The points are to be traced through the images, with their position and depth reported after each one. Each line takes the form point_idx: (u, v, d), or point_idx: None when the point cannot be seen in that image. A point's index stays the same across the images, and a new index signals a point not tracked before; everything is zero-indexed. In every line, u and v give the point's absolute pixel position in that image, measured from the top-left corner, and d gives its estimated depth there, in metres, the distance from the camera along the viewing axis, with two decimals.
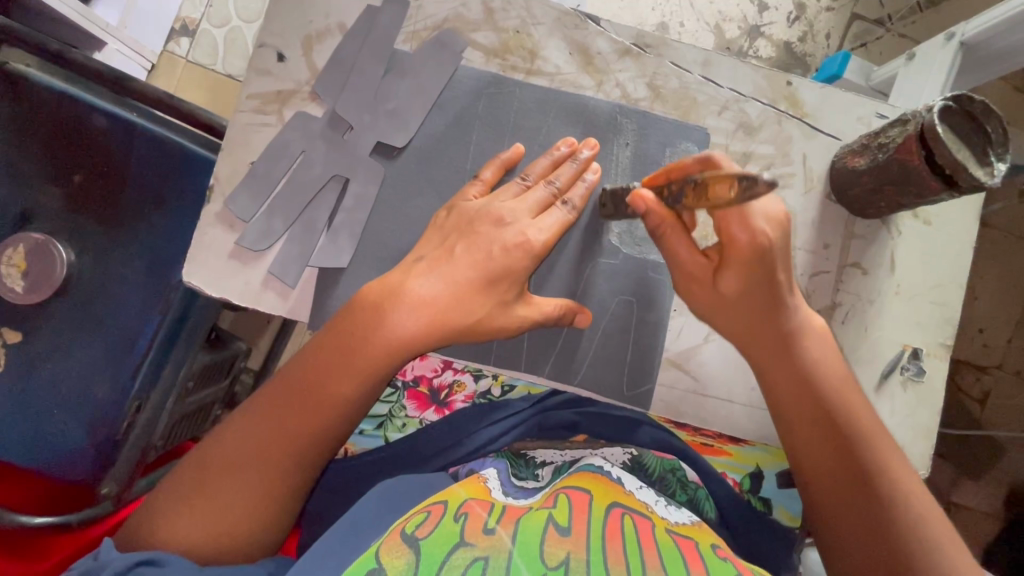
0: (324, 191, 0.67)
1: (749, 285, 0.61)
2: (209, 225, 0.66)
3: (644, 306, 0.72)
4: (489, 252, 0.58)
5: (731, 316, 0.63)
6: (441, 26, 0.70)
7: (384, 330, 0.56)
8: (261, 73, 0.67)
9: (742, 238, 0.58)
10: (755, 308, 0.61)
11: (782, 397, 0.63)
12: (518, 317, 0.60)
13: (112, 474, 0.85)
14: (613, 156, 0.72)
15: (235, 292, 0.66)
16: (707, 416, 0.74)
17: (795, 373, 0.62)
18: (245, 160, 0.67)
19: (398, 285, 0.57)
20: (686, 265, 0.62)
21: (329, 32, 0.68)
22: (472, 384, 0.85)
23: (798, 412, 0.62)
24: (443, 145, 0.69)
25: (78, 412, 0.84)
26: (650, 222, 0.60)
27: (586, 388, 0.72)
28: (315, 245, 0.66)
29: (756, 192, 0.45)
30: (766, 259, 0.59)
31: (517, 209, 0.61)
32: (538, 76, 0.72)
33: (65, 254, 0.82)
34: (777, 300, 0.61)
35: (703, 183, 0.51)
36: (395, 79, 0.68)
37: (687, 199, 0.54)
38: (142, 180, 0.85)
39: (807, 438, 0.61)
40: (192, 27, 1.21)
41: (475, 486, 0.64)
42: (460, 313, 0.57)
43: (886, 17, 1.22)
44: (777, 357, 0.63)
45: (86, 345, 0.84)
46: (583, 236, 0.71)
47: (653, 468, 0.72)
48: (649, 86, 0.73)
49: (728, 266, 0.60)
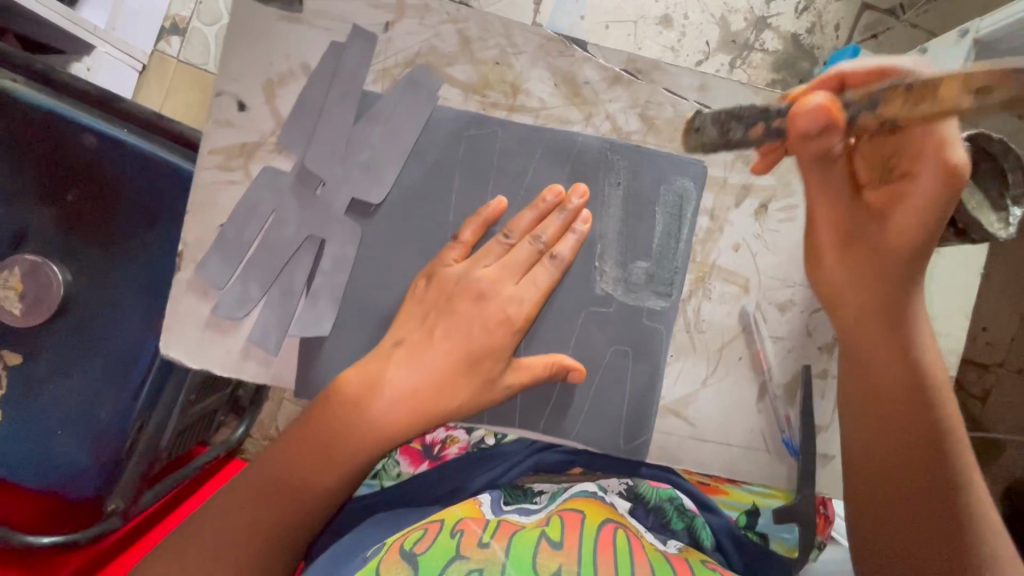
0: (299, 252, 0.65)
1: (915, 241, 0.58)
2: (183, 293, 0.66)
3: (640, 355, 0.70)
4: (470, 333, 0.60)
5: (863, 285, 0.62)
6: (413, 62, 0.66)
7: (368, 424, 0.57)
8: (222, 125, 0.64)
9: (930, 170, 0.55)
10: (904, 274, 0.60)
11: (885, 383, 0.62)
12: (504, 390, 0.61)
13: (119, 491, 0.85)
14: (603, 196, 0.68)
15: (218, 360, 0.67)
16: (704, 459, 0.73)
17: (904, 364, 0.62)
18: (212, 224, 0.65)
19: (377, 375, 0.58)
20: (843, 212, 0.60)
21: (291, 74, 0.64)
22: (464, 436, 0.83)
23: (893, 390, 0.62)
24: (422, 196, 0.65)
25: (82, 432, 0.84)
26: (824, 142, 0.55)
27: (582, 441, 0.71)
28: (295, 309, 0.66)
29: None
30: (948, 197, 0.56)
31: (497, 278, 0.61)
32: (522, 113, 0.67)
33: (59, 274, 0.80)
34: (915, 263, 0.60)
35: (924, 85, 0.47)
36: (367, 125, 0.65)
37: (889, 107, 0.50)
38: (134, 204, 0.81)
39: (891, 414, 0.62)
40: (182, 26, 1.17)
41: (471, 506, 0.71)
42: (439, 399, 0.58)
43: (898, 7, 1.13)
44: (893, 347, 0.62)
45: (85, 375, 0.84)
46: (573, 283, 0.69)
47: (649, 498, 0.76)
48: (641, 117, 0.69)
49: (899, 212, 0.58)
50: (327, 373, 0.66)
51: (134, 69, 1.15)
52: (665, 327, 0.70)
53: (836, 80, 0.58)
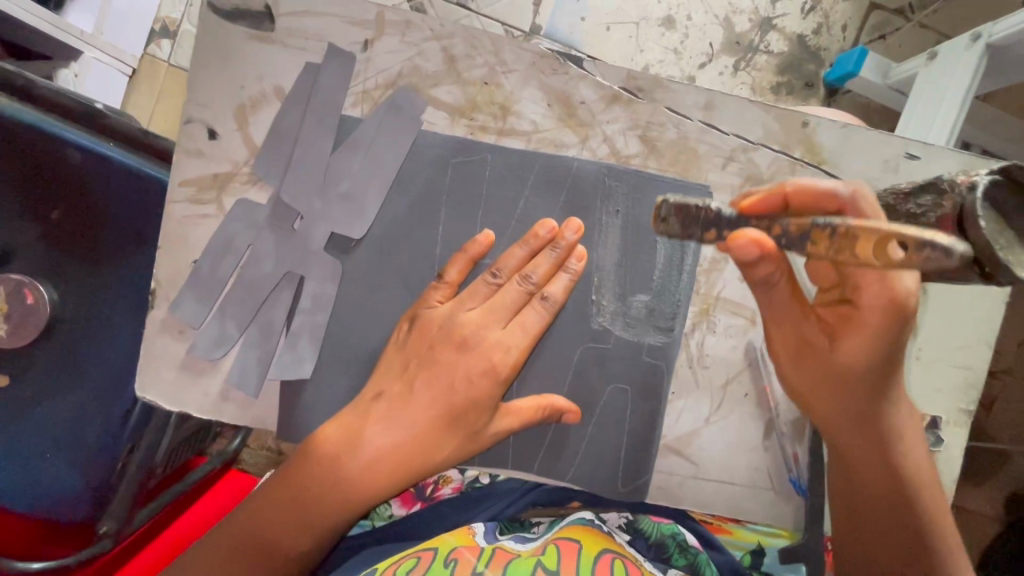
0: (278, 290, 0.62)
1: (874, 360, 0.54)
2: (156, 334, 0.62)
3: (644, 395, 0.66)
4: (451, 386, 0.57)
5: (825, 394, 0.59)
6: (395, 82, 0.61)
7: (348, 482, 0.55)
8: (192, 154, 0.61)
9: (878, 303, 0.51)
10: (869, 388, 0.57)
11: (859, 472, 0.63)
12: (491, 437, 0.58)
13: (111, 512, 0.78)
14: (601, 225, 0.64)
15: (194, 404, 0.63)
16: (707, 499, 0.69)
17: (879, 455, 0.61)
18: (186, 258, 0.62)
19: (356, 432, 0.56)
20: (796, 325, 0.57)
21: (264, 98, 0.61)
22: (457, 475, 0.80)
23: (870, 473, 0.62)
24: (406, 229, 0.62)
25: (69, 453, 0.76)
26: (761, 269, 0.51)
27: (577, 483, 0.67)
28: (274, 349, 0.62)
29: (945, 262, 0.37)
30: (902, 328, 0.52)
31: (484, 321, 0.58)
32: (512, 136, 0.63)
33: (47, 294, 0.72)
34: (882, 378, 0.56)
35: (846, 232, 0.42)
36: (346, 154, 0.61)
37: (817, 246, 0.45)
38: (119, 222, 0.73)
39: (867, 493, 0.63)
40: (173, 29, 1.12)
41: (463, 532, 0.69)
42: (423, 456, 0.56)
43: (908, 6, 1.08)
44: (870, 444, 0.61)
45: (62, 401, 0.75)
46: (568, 317, 0.64)
47: (651, 533, 0.71)
48: (641, 139, 0.64)
49: (853, 333, 0.54)
50: (306, 416, 0.62)
51: (123, 74, 1.10)
52: (667, 365, 0.66)
53: (780, 196, 0.54)
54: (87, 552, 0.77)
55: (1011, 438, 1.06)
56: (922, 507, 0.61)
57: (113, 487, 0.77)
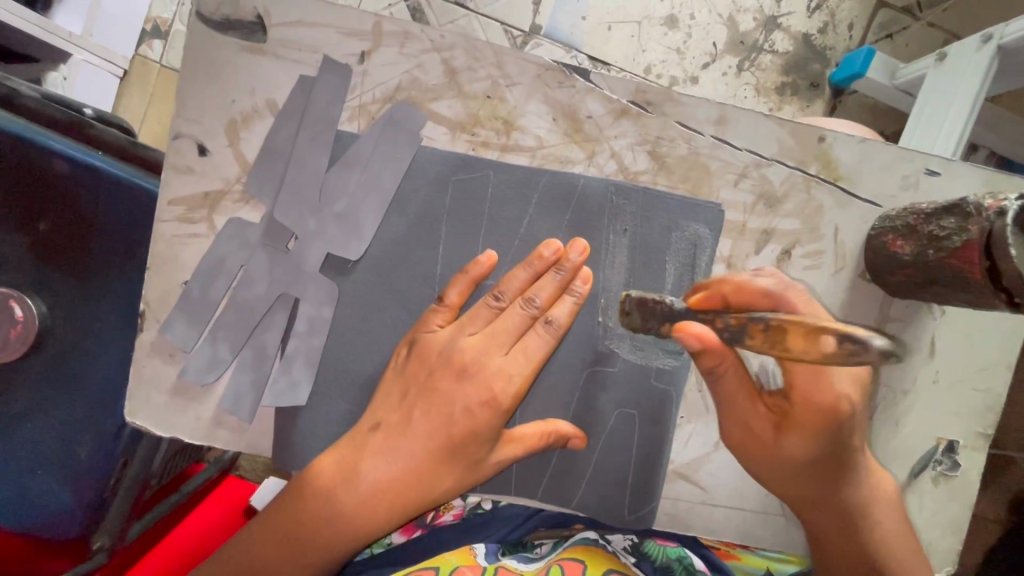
0: (272, 312, 0.60)
1: (818, 449, 0.56)
2: (145, 358, 0.60)
3: (652, 420, 0.64)
4: (451, 416, 0.54)
5: (782, 477, 0.58)
6: (393, 96, 0.59)
7: (343, 518, 0.53)
8: (181, 171, 0.58)
9: (819, 401, 0.53)
10: (822, 472, 0.57)
11: (830, 555, 0.60)
12: (493, 467, 0.56)
13: (105, 527, 0.75)
14: (607, 244, 0.61)
15: (185, 430, 0.61)
16: (717, 526, 0.67)
17: (847, 533, 0.59)
18: (176, 279, 0.59)
19: (352, 465, 0.53)
20: (744, 416, 0.56)
21: (256, 112, 0.58)
22: (458, 500, 0.78)
23: (841, 551, 0.59)
24: (405, 250, 0.60)
25: (58, 470, 0.73)
26: (705, 360, 0.51)
27: (583, 508, 0.65)
28: (268, 374, 0.60)
29: (867, 359, 0.36)
30: (841, 424, 0.54)
31: (486, 347, 0.56)
32: (515, 152, 0.60)
33: (33, 307, 0.69)
34: (838, 460, 0.56)
35: (778, 327, 0.41)
36: (342, 171, 0.58)
37: (754, 340, 0.44)
38: (110, 235, 0.70)
39: (842, 572, 0.60)
40: (165, 29, 1.09)
41: (465, 552, 0.68)
42: (421, 488, 0.54)
43: (916, 4, 1.05)
44: (836, 527, 0.59)
45: (47, 420, 0.72)
46: (574, 341, 0.62)
47: (656, 556, 0.69)
48: (650, 155, 0.62)
49: (795, 427, 0.55)
50: (301, 443, 0.60)
51: (114, 75, 1.07)
52: (677, 389, 0.64)
53: (717, 297, 0.54)
54: (88, 565, 0.76)
55: (1016, 445, 1.04)
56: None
57: (106, 501, 0.74)
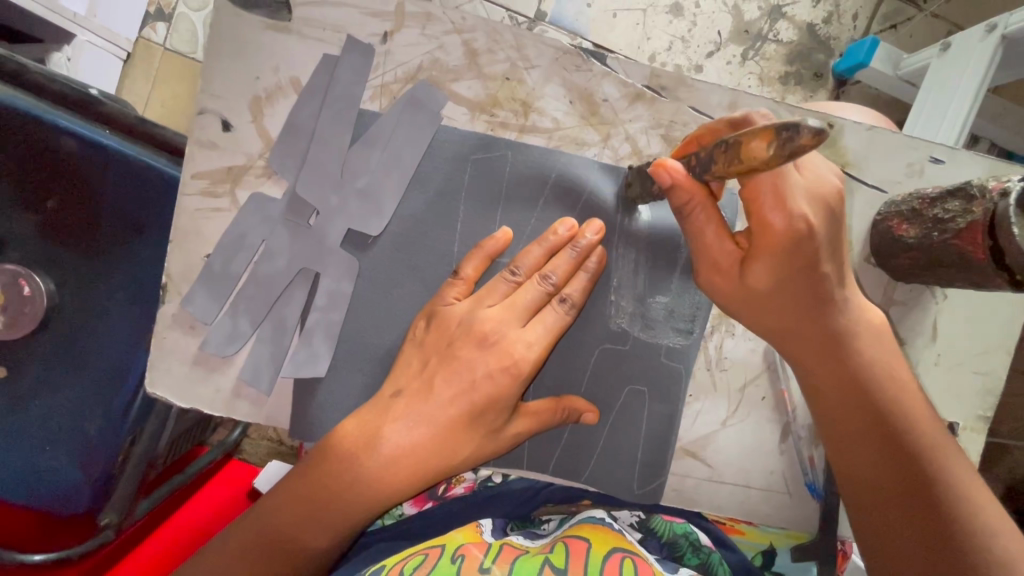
0: (292, 286, 0.61)
1: (781, 278, 0.51)
2: (167, 329, 0.61)
3: (660, 397, 0.66)
4: (472, 384, 0.56)
5: (768, 311, 0.53)
6: (415, 76, 0.60)
7: (367, 483, 0.54)
8: (204, 146, 0.59)
9: (779, 224, 0.48)
10: (798, 303, 0.53)
11: (821, 389, 0.56)
12: (513, 435, 0.58)
13: (113, 503, 0.75)
14: (618, 228, 0.63)
15: (205, 400, 0.62)
16: (723, 503, 0.69)
17: (832, 368, 0.55)
18: (198, 252, 0.60)
19: (376, 432, 0.55)
20: (709, 251, 0.52)
21: (280, 90, 0.59)
22: (470, 474, 0.80)
23: (833, 384, 0.56)
24: (424, 228, 0.61)
25: (69, 445, 0.73)
26: (675, 200, 0.50)
27: (593, 484, 0.67)
28: (288, 345, 0.62)
29: (801, 141, 0.35)
30: (806, 246, 0.49)
31: (506, 320, 0.57)
32: (533, 134, 0.62)
33: (43, 285, 0.70)
34: (818, 288, 0.52)
35: (734, 143, 0.41)
36: (364, 150, 0.60)
37: (717, 164, 0.44)
38: (122, 212, 0.70)
39: (836, 406, 0.56)
40: (168, 11, 1.09)
41: (471, 531, 0.66)
42: (442, 457, 0.55)
43: None
44: (822, 355, 0.55)
45: (62, 395, 0.73)
46: (586, 319, 0.64)
47: (663, 532, 0.72)
48: (664, 138, 0.63)
49: (761, 256, 0.50)
50: (319, 416, 0.61)
51: (117, 58, 1.07)
52: (685, 366, 0.66)
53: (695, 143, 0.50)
54: (91, 544, 0.76)
55: (1010, 431, 1.08)
56: (901, 409, 0.55)
57: (112, 480, 0.74)
